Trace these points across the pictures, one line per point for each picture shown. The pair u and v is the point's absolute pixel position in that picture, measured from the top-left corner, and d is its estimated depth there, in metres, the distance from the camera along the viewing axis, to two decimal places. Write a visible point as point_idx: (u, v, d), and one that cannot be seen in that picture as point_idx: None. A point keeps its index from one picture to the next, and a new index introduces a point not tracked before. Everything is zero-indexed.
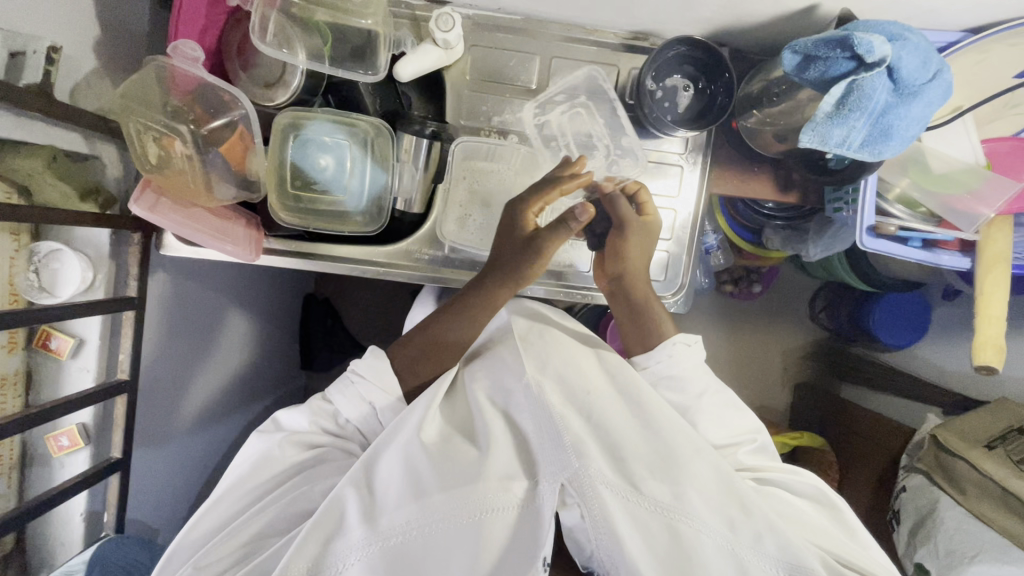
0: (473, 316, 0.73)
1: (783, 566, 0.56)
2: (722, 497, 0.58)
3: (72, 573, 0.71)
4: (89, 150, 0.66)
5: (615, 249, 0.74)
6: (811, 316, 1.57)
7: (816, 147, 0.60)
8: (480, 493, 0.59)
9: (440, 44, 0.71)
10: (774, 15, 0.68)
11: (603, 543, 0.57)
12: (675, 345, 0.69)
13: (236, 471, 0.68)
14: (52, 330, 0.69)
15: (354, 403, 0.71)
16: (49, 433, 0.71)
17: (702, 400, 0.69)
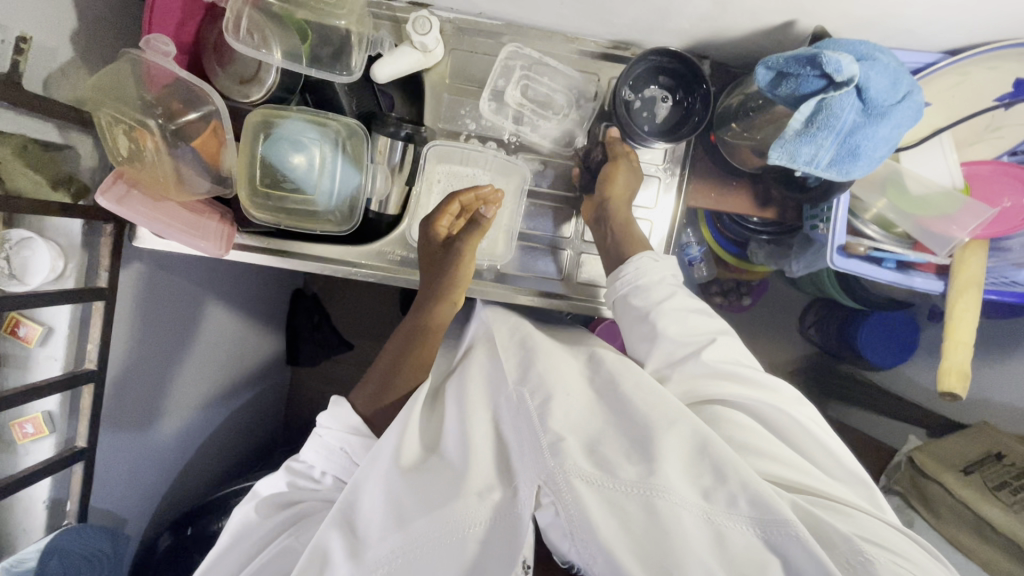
0: (435, 319, 0.74)
1: (759, 525, 0.54)
2: (694, 469, 0.59)
3: (23, 560, 0.71)
4: (62, 140, 0.66)
5: (602, 175, 0.76)
6: (800, 331, 1.56)
7: (785, 164, 0.59)
8: (458, 511, 0.58)
9: (418, 47, 0.71)
10: (752, 29, 0.68)
11: (580, 537, 0.55)
12: (644, 258, 0.72)
13: (224, 542, 0.68)
14: (20, 317, 0.69)
15: (331, 453, 0.71)
16: (15, 419, 0.70)
17: (663, 306, 0.71)
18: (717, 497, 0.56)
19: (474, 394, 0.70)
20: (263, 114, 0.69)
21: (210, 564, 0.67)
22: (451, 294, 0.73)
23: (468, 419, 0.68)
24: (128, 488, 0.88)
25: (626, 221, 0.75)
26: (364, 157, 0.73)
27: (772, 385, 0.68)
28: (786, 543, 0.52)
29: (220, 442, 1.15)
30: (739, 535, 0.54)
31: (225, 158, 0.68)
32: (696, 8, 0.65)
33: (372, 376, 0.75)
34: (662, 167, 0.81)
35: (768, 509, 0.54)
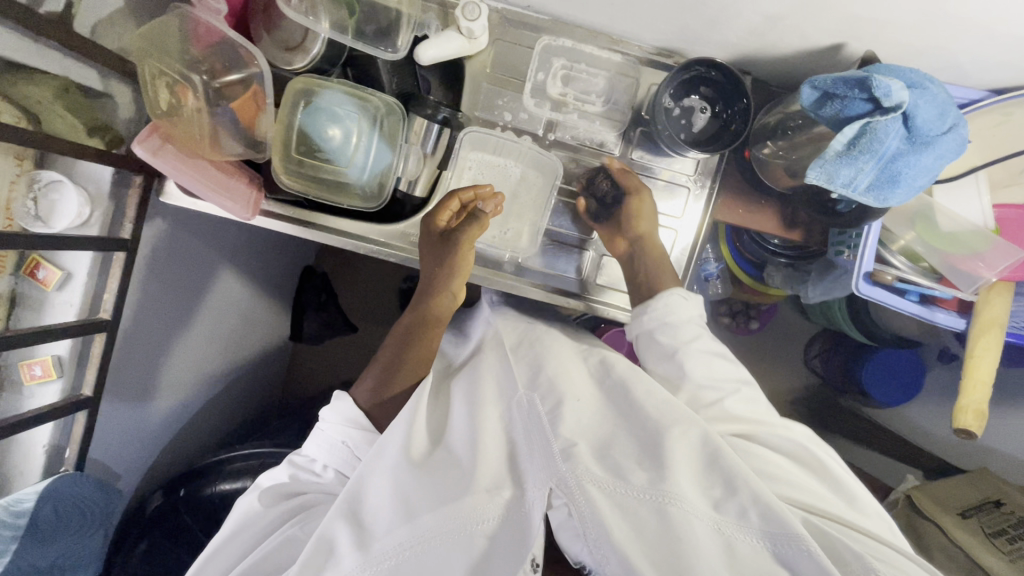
0: (437, 309, 0.76)
1: (768, 538, 0.54)
2: (704, 479, 0.59)
3: (20, 501, 0.68)
4: (102, 88, 0.66)
5: (630, 212, 0.77)
6: (803, 360, 1.56)
7: (822, 185, 0.59)
8: (467, 508, 0.59)
9: (464, 32, 0.71)
10: (800, 48, 0.68)
11: (594, 538, 0.56)
12: (673, 296, 0.73)
13: (228, 528, 0.68)
14: (41, 260, 0.69)
15: (333, 447, 0.71)
16: (24, 360, 0.70)
17: (691, 345, 0.72)
18: (731, 508, 0.56)
19: (484, 393, 0.71)
20: (305, 82, 0.69)
21: (217, 545, 0.67)
22: (449, 287, 0.75)
23: (479, 415, 0.68)
24: (130, 443, 0.89)
25: (660, 257, 0.77)
26: (398, 136, 0.74)
27: (785, 422, 0.70)
28: (797, 560, 0.52)
29: (218, 410, 1.15)
30: (746, 546, 0.54)
31: (263, 125, 0.68)
32: (745, 21, 0.65)
33: (374, 367, 0.76)
34: (689, 176, 0.80)
35: (779, 525, 0.53)
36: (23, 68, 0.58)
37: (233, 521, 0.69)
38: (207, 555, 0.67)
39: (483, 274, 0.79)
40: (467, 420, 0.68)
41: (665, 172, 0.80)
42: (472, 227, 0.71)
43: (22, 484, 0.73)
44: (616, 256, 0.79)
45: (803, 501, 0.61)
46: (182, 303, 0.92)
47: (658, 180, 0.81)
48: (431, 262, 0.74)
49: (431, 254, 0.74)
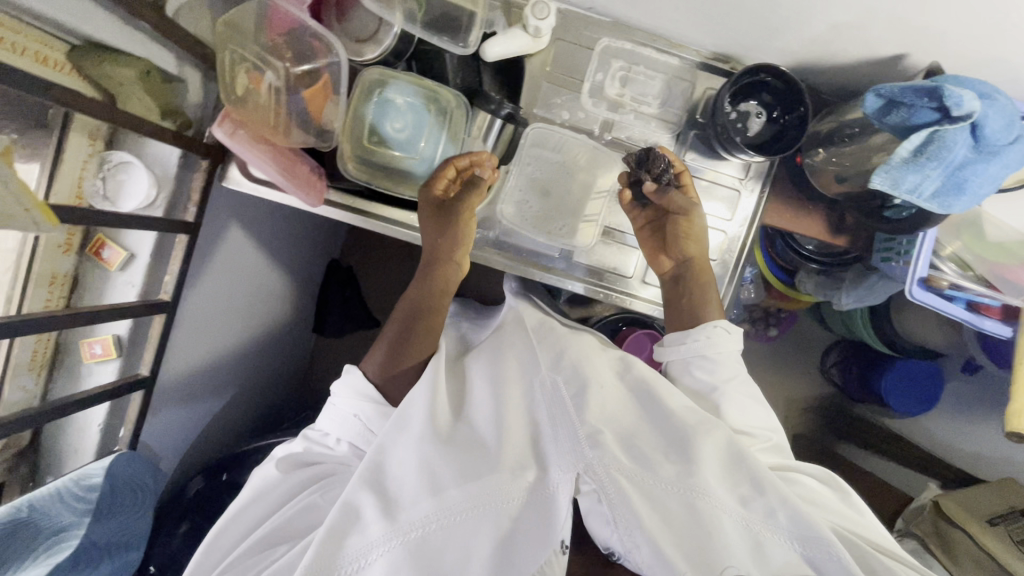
0: (442, 280, 0.76)
1: (796, 540, 0.57)
2: (732, 477, 0.60)
3: (87, 475, 0.67)
4: (177, 73, 0.68)
5: (677, 234, 0.76)
6: (820, 368, 1.57)
7: (886, 190, 0.61)
8: (494, 484, 0.59)
9: (531, 31, 0.71)
10: (861, 58, 0.69)
11: (626, 524, 0.57)
12: (717, 329, 0.71)
13: (244, 497, 0.69)
14: (106, 239, 0.70)
15: (345, 420, 0.72)
16: (85, 338, 0.71)
17: (730, 385, 0.70)
18: (754, 505, 0.58)
19: (504, 372, 0.73)
20: (380, 73, 0.72)
21: (235, 513, 0.67)
22: (454, 256, 0.76)
23: (507, 393, 0.69)
24: (178, 425, 0.91)
25: (707, 284, 0.75)
26: (461, 130, 0.75)
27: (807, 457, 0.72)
28: (825, 561, 0.56)
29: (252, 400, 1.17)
30: (778, 548, 0.57)
31: (333, 113, 0.70)
32: (810, 30, 0.67)
33: (382, 342, 0.76)
34: (739, 178, 0.82)
35: (810, 528, 0.56)
36: (108, 49, 0.59)
37: (248, 490, 0.69)
38: (223, 522, 0.67)
39: (501, 254, 0.81)
40: (490, 398, 0.69)
41: (712, 174, 0.82)
42: (471, 193, 0.72)
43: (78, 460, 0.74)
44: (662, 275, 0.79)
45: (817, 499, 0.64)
46: (232, 291, 0.95)
47: (703, 180, 0.82)
48: (432, 230, 0.75)
49: (434, 225, 0.74)
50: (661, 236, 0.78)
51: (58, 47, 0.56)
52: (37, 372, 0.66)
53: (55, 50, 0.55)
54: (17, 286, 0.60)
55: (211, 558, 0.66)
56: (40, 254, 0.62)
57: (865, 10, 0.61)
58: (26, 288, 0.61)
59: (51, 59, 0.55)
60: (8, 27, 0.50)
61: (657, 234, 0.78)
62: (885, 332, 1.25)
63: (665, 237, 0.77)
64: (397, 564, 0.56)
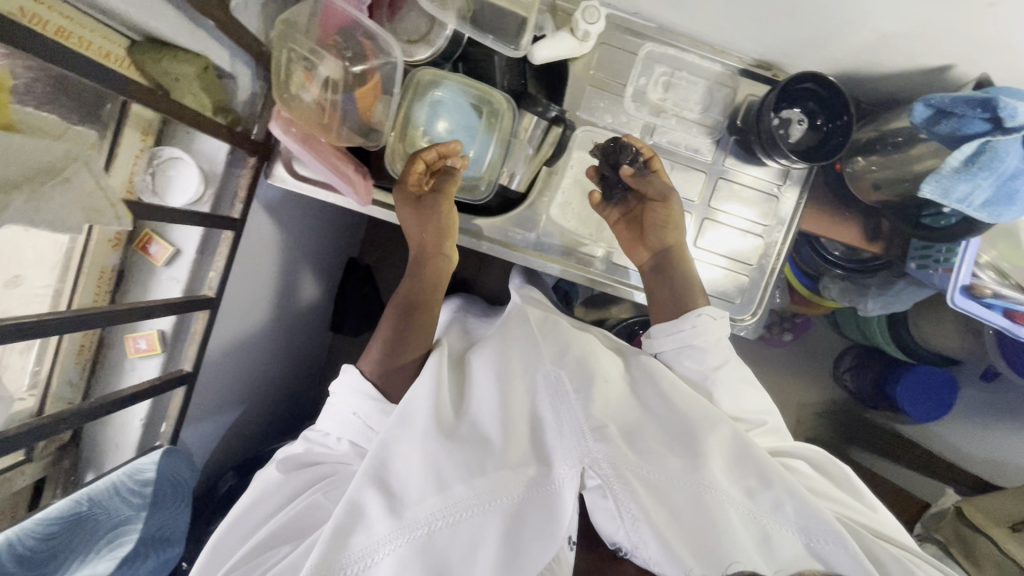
0: (435, 273, 0.74)
1: (801, 531, 0.59)
2: (738, 470, 0.61)
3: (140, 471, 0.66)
4: (231, 69, 0.68)
5: (660, 222, 0.76)
6: (834, 374, 1.54)
7: (935, 199, 0.63)
8: (498, 480, 0.59)
9: (578, 35, 0.72)
10: (906, 68, 0.71)
11: (631, 520, 0.57)
12: (702, 317, 0.71)
13: (247, 499, 0.69)
14: (153, 235, 0.71)
15: (345, 420, 0.70)
16: (130, 333, 0.72)
17: (720, 372, 0.71)
18: (761, 498, 0.60)
19: (509, 361, 0.69)
20: (435, 75, 0.74)
21: (240, 513, 0.68)
22: (443, 247, 0.74)
23: (511, 386, 0.66)
24: (209, 419, 0.91)
25: (688, 270, 0.76)
26: (506, 132, 0.77)
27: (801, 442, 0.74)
28: (834, 554, 0.58)
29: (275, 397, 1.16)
30: (787, 541, 0.59)
31: (383, 113, 0.72)
32: (859, 39, 0.68)
33: (378, 338, 0.73)
34: (779, 185, 0.82)
35: (814, 519, 0.59)
36: (167, 46, 0.59)
37: (251, 492, 0.69)
38: (229, 521, 0.67)
39: (497, 242, 0.80)
40: (493, 392, 0.66)
41: (756, 182, 0.82)
42: (448, 180, 0.72)
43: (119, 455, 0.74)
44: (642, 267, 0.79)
45: (817, 488, 0.67)
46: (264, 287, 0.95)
47: (732, 183, 0.82)
48: (411, 221, 0.74)
49: (414, 216, 0.73)
50: (639, 225, 0.78)
51: (120, 42, 0.58)
52: (82, 361, 0.70)
53: (117, 46, 0.58)
54: (67, 280, 0.63)
55: (218, 559, 0.66)
56: (92, 252, 0.65)
57: (918, 20, 0.62)
58: (77, 284, 0.64)
59: (114, 55, 0.57)
60: (77, 22, 0.53)
61: (634, 222, 0.78)
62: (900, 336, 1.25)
63: (644, 226, 0.77)
64: (405, 561, 0.56)
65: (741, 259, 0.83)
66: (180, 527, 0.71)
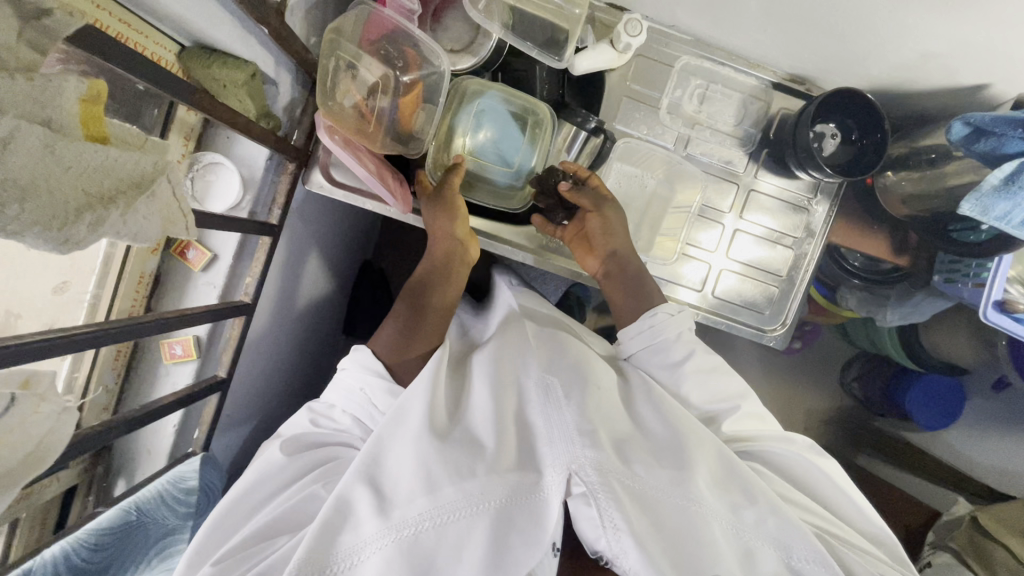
0: (446, 263, 0.75)
1: (777, 545, 0.60)
2: (725, 485, 0.62)
3: (184, 478, 0.64)
4: (276, 75, 0.67)
5: (600, 229, 0.76)
6: (841, 384, 1.47)
7: (974, 216, 0.63)
8: (487, 484, 0.57)
9: (620, 46, 0.73)
10: (942, 86, 0.72)
11: (613, 530, 0.55)
12: (659, 316, 0.72)
13: (246, 480, 0.66)
14: (191, 241, 0.71)
15: (350, 394, 0.70)
16: (166, 339, 0.71)
17: (682, 369, 0.71)
18: (744, 515, 0.60)
19: (502, 370, 0.69)
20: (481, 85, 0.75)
21: (238, 496, 0.64)
22: (456, 237, 0.74)
23: (502, 393, 0.66)
24: (235, 423, 0.91)
25: (642, 270, 0.77)
26: (546, 142, 0.78)
27: (786, 434, 0.71)
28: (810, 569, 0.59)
29: (288, 401, 1.14)
30: (768, 558, 0.59)
31: (424, 121, 0.72)
32: (899, 57, 0.69)
33: (393, 321, 0.74)
34: (809, 198, 0.83)
35: (794, 534, 0.59)
36: (216, 53, 0.60)
37: (251, 473, 0.66)
38: (226, 506, 0.64)
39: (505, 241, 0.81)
40: (486, 399, 0.66)
41: (780, 192, 0.83)
42: (455, 170, 0.72)
43: (152, 462, 0.73)
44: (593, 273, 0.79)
45: (798, 500, 0.67)
46: (286, 289, 0.94)
47: (772, 199, 0.83)
48: (428, 210, 0.74)
49: (431, 203, 0.74)
50: (585, 237, 0.79)
51: (170, 47, 0.59)
52: (117, 369, 0.70)
53: (167, 52, 0.58)
54: (106, 286, 0.63)
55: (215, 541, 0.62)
56: (133, 256, 0.65)
57: (962, 40, 0.63)
58: (116, 290, 0.64)
59: (165, 61, 0.58)
60: (134, 28, 0.53)
61: (580, 234, 0.79)
62: (910, 343, 1.24)
63: (589, 238, 0.77)
64: (390, 562, 0.54)
65: (770, 270, 0.84)
66: None
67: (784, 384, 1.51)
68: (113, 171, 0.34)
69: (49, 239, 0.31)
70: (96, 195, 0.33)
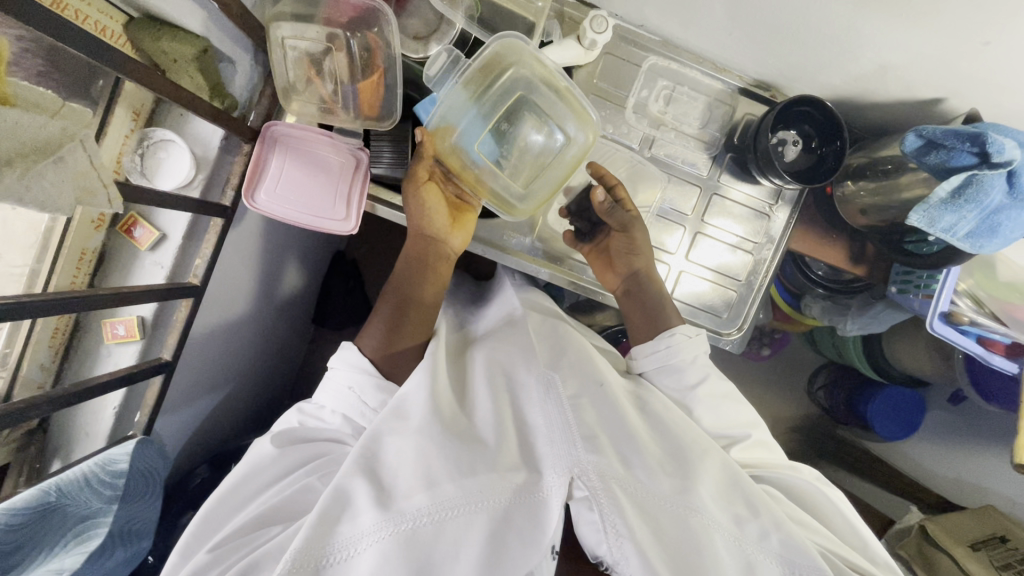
0: (434, 261, 0.76)
1: (783, 563, 0.58)
2: (728, 496, 0.61)
3: (114, 461, 0.62)
4: (230, 53, 0.66)
5: (625, 249, 0.78)
6: (807, 391, 1.49)
7: (922, 227, 0.65)
8: (491, 483, 0.57)
9: (585, 43, 0.73)
10: (900, 99, 0.73)
11: (615, 535, 0.56)
12: (677, 338, 0.72)
13: (237, 473, 0.65)
14: (139, 218, 0.68)
15: (339, 393, 0.69)
16: (108, 319, 0.69)
17: (697, 393, 0.71)
18: (746, 526, 0.60)
19: (507, 373, 0.70)
20: (531, 67, 0.69)
21: (232, 486, 0.64)
22: (440, 233, 0.76)
23: (503, 396, 0.67)
24: (189, 408, 0.88)
25: (660, 289, 0.78)
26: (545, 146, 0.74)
27: (793, 464, 0.73)
28: None
29: (253, 390, 1.13)
30: (770, 567, 0.58)
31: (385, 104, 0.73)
32: (858, 67, 0.70)
33: (376, 320, 0.73)
34: (771, 205, 0.84)
35: (798, 551, 0.58)
36: (167, 26, 0.59)
37: (241, 467, 0.66)
38: (217, 498, 0.63)
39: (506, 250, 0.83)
40: (487, 403, 0.66)
41: (747, 200, 0.84)
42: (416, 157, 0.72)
43: (90, 444, 0.71)
44: (614, 292, 0.81)
45: (804, 520, 0.66)
46: (249, 275, 0.92)
47: (737, 204, 0.84)
48: (408, 206, 0.75)
49: (410, 197, 0.74)
50: (608, 253, 0.81)
51: (117, 17, 0.57)
52: (56, 347, 0.67)
53: (115, 22, 0.56)
54: (45, 261, 0.61)
55: (207, 532, 0.62)
56: (74, 230, 0.63)
57: (917, 53, 0.64)
58: (56, 264, 0.62)
59: (110, 30, 0.56)
60: None
61: (603, 250, 0.82)
62: (873, 356, 1.24)
63: (610, 254, 0.80)
64: (386, 556, 0.52)
65: (729, 274, 0.85)
66: (149, 518, 0.68)
67: (750, 391, 1.52)
68: (14, 135, 0.34)
69: None
70: None
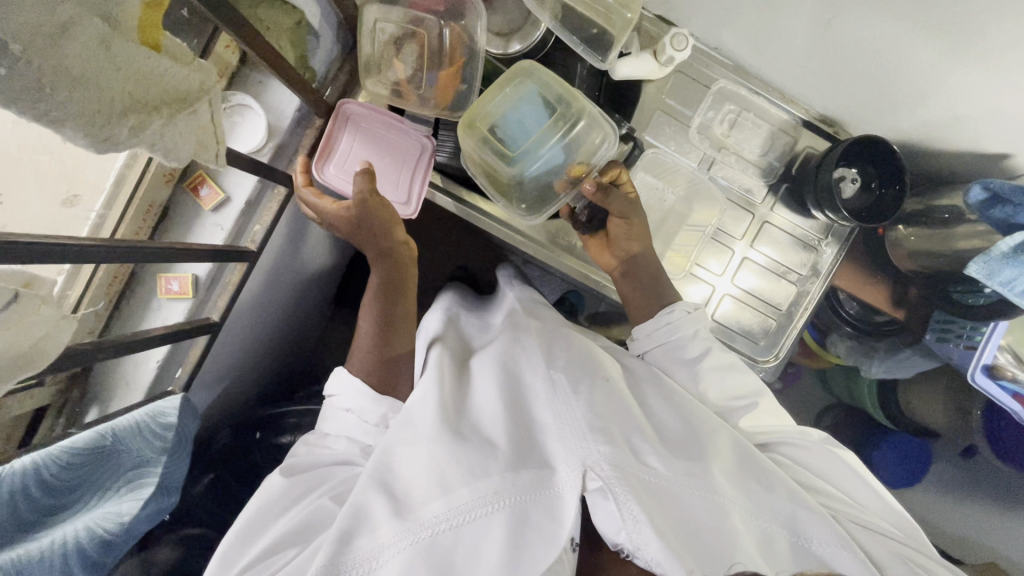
0: (399, 272, 0.75)
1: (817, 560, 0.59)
2: (739, 473, 0.62)
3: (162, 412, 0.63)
4: (318, 28, 0.67)
5: (624, 232, 0.78)
6: None
7: (980, 277, 0.66)
8: (505, 482, 0.56)
9: (663, 59, 0.73)
10: (966, 150, 0.74)
11: (632, 521, 0.53)
12: (678, 312, 0.74)
13: (246, 514, 0.63)
14: (205, 177, 0.69)
15: (339, 416, 0.70)
16: (164, 274, 0.70)
17: (699, 363, 0.72)
18: (777, 544, 0.59)
19: (510, 372, 0.70)
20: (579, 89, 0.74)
21: (246, 522, 0.62)
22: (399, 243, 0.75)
23: (509, 396, 0.67)
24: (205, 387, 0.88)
25: (656, 272, 0.79)
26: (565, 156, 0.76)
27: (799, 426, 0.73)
28: (837, 556, 0.58)
29: (271, 366, 1.12)
30: (782, 540, 0.59)
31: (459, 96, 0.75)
32: (929, 114, 0.71)
33: (361, 344, 0.74)
34: (819, 239, 0.85)
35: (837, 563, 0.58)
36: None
37: (251, 506, 0.63)
38: (231, 541, 0.61)
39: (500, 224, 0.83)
40: (494, 400, 0.66)
41: (793, 229, 0.85)
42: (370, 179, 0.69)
43: (129, 395, 0.71)
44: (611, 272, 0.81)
45: (815, 484, 0.68)
46: (291, 247, 0.92)
47: (788, 235, 0.85)
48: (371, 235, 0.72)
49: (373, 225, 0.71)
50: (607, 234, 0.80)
51: None
52: (110, 295, 0.68)
53: None
54: (115, 209, 0.62)
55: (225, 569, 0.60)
56: (146, 182, 0.64)
57: (993, 106, 0.65)
58: (124, 212, 0.63)
59: None
60: None
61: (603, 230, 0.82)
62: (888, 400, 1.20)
63: (610, 236, 0.79)
64: (410, 565, 0.53)
65: (770, 302, 0.85)
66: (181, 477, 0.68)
67: None
68: (162, 82, 0.35)
69: (92, 136, 0.32)
70: (141, 103, 0.34)
